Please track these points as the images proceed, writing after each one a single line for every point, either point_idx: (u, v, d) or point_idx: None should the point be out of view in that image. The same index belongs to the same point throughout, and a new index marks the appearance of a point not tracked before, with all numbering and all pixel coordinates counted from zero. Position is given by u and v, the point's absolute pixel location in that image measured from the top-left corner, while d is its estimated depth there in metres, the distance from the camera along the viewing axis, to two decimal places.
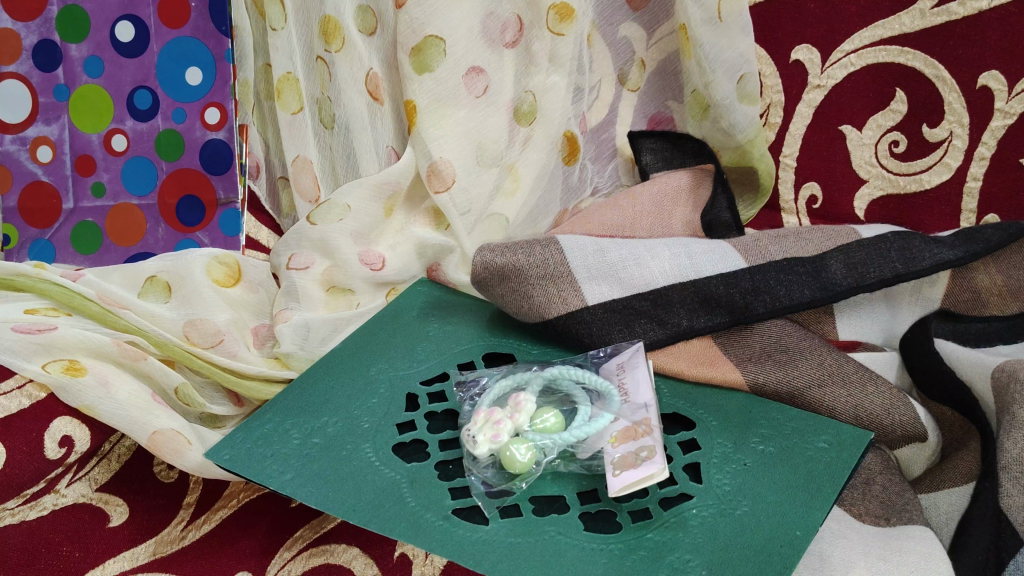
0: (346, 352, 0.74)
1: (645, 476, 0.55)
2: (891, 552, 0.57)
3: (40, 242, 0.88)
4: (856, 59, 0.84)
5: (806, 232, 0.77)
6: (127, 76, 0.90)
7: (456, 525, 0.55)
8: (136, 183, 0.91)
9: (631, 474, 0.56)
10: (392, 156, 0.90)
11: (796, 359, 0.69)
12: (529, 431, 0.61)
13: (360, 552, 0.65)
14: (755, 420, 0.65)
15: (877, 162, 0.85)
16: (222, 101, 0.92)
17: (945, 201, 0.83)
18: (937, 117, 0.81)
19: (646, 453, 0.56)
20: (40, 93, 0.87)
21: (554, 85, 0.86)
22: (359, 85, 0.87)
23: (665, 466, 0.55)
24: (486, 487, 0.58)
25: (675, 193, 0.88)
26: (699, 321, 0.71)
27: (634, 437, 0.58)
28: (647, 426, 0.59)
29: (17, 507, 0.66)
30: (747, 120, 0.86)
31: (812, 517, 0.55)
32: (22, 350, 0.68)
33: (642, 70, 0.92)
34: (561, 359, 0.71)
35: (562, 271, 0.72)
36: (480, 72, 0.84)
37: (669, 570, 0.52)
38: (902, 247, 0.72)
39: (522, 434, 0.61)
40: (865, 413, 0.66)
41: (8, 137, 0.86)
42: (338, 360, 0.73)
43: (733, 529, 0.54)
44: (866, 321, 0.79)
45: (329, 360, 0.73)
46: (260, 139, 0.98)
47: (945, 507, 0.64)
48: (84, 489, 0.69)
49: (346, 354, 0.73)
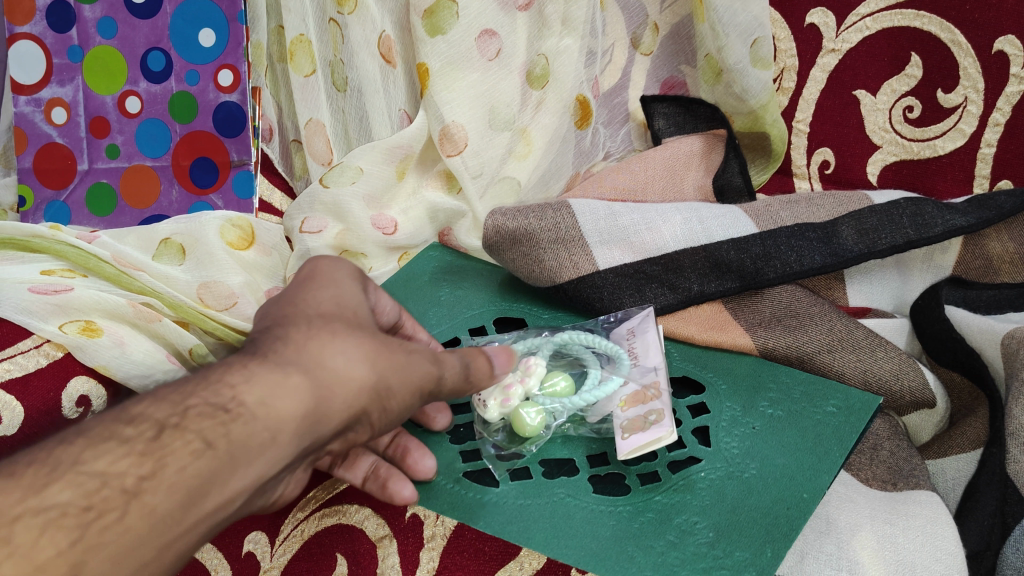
0: None
1: (653, 440, 0.56)
2: (897, 516, 0.58)
3: (56, 204, 0.89)
4: (872, 23, 0.84)
5: (819, 198, 0.78)
6: (141, 37, 0.90)
7: (468, 488, 0.56)
8: (150, 145, 0.91)
9: (638, 437, 0.57)
10: (405, 120, 0.89)
11: (806, 325, 0.69)
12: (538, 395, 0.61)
13: (372, 512, 0.64)
14: (764, 384, 0.65)
15: (891, 127, 0.85)
16: (236, 62, 0.90)
17: (959, 166, 0.83)
18: (953, 83, 0.81)
19: (654, 417, 0.57)
20: (55, 54, 0.88)
21: (567, 48, 0.85)
22: (371, 47, 0.86)
23: (674, 429, 0.56)
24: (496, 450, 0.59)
25: (687, 158, 0.88)
26: (709, 286, 0.71)
27: (644, 401, 0.59)
28: (656, 390, 0.59)
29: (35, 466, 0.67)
30: (761, 84, 0.85)
31: (817, 482, 0.55)
32: (39, 311, 0.69)
33: (656, 34, 0.92)
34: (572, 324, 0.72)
35: (574, 236, 0.72)
36: (493, 34, 0.83)
37: (676, 533, 0.52)
38: (915, 213, 0.73)
39: (531, 397, 0.61)
40: (873, 378, 0.67)
41: (24, 98, 0.88)
42: None
43: (740, 491, 0.55)
44: (877, 288, 0.79)
45: None
46: (274, 102, 0.98)
47: (952, 473, 0.65)
48: None
49: None
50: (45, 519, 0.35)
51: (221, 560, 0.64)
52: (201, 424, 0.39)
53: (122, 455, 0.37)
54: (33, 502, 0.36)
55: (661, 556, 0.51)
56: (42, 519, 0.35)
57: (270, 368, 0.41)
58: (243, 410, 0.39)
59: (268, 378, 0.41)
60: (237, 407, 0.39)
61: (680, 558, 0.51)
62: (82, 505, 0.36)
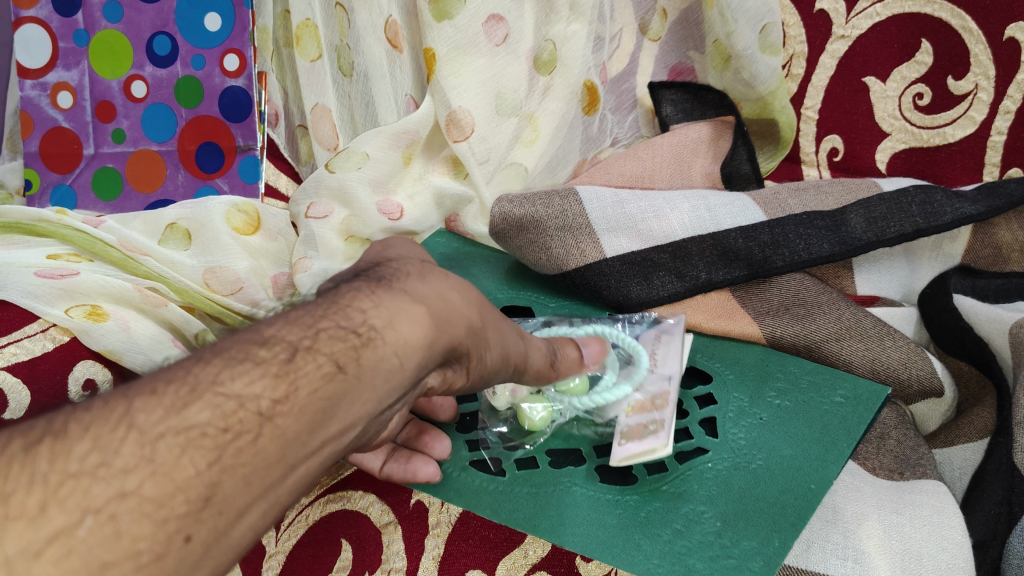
0: None
1: (646, 451, 0.55)
2: (904, 506, 0.57)
3: (62, 187, 0.89)
4: (882, 9, 0.83)
5: (827, 185, 0.78)
6: (147, 22, 0.90)
7: (476, 477, 0.57)
8: (156, 130, 0.91)
9: (634, 445, 0.55)
10: (411, 105, 0.90)
11: (814, 313, 0.69)
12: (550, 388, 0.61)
13: (377, 499, 0.64)
14: (772, 374, 0.64)
15: (900, 114, 0.84)
16: (241, 47, 0.89)
17: (969, 154, 0.82)
18: (963, 70, 0.80)
19: (653, 427, 0.56)
20: (61, 38, 0.89)
21: (575, 33, 0.85)
22: (378, 32, 0.86)
23: (668, 442, 0.55)
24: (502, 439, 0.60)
25: (694, 145, 0.87)
26: (717, 274, 0.70)
27: (648, 410, 0.57)
28: (664, 401, 0.57)
29: None
30: (770, 71, 0.84)
31: (825, 471, 0.55)
32: (46, 295, 0.69)
33: (664, 20, 0.91)
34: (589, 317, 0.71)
35: (581, 223, 0.72)
36: (500, 20, 0.82)
37: (683, 521, 0.52)
38: (923, 201, 0.72)
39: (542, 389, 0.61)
40: (881, 367, 0.66)
41: (30, 82, 0.89)
42: None
43: (746, 482, 0.55)
44: (885, 276, 0.78)
45: None
46: (280, 88, 0.97)
47: (959, 462, 0.65)
48: None
49: None
50: (186, 437, 0.33)
51: None
52: (333, 347, 0.37)
53: (257, 376, 0.35)
54: (174, 422, 0.34)
55: (667, 545, 0.51)
56: (183, 438, 0.33)
57: (395, 299, 0.40)
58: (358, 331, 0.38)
59: (391, 308, 0.40)
60: (367, 331, 0.38)
61: (686, 546, 0.51)
62: (220, 426, 0.34)
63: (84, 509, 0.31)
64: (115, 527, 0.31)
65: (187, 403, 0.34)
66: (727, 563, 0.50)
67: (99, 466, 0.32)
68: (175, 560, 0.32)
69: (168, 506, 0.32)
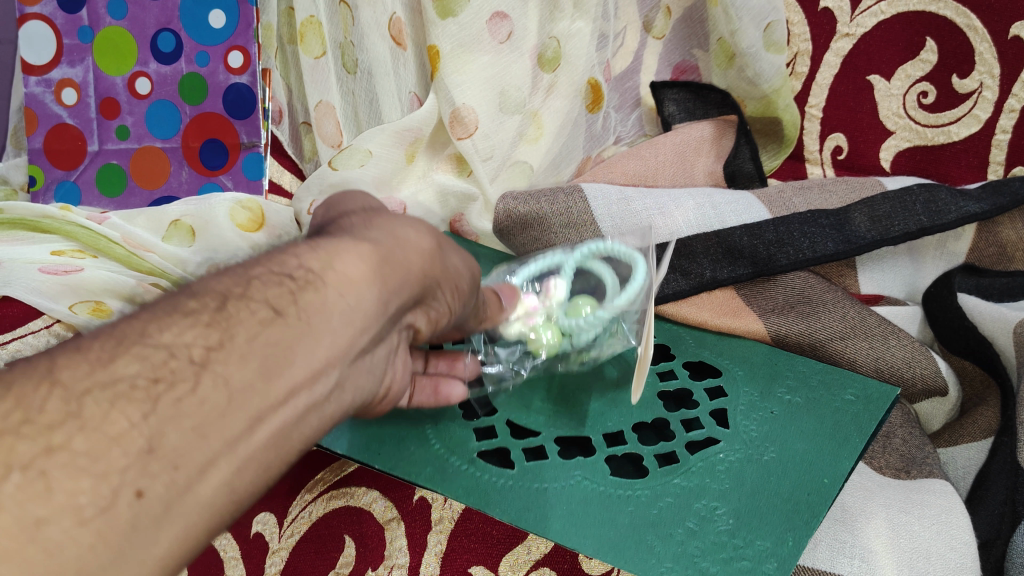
0: None
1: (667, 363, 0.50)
2: (912, 505, 0.57)
3: (66, 184, 0.89)
4: (887, 7, 0.83)
5: (831, 184, 0.78)
6: (151, 18, 0.90)
7: (481, 470, 0.53)
8: (160, 126, 0.92)
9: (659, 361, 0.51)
10: (415, 102, 0.90)
11: (819, 311, 0.69)
12: (558, 313, 0.59)
13: (380, 495, 0.64)
14: (781, 371, 0.64)
15: (905, 113, 0.84)
16: (246, 44, 0.90)
17: (973, 152, 0.82)
18: (968, 68, 0.80)
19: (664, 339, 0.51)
20: (65, 35, 0.87)
21: (580, 31, 0.85)
22: (382, 29, 0.85)
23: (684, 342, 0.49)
24: (495, 375, 0.61)
25: (697, 144, 0.87)
26: (721, 272, 0.71)
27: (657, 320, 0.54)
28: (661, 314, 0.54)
29: None
30: (774, 68, 0.84)
31: (838, 467, 0.53)
32: (50, 290, 0.69)
33: (668, 18, 0.90)
34: None
35: (585, 218, 0.72)
36: (504, 17, 0.82)
37: (696, 520, 0.50)
38: (927, 199, 0.72)
39: (551, 313, 0.59)
40: (886, 365, 0.66)
41: (34, 79, 0.87)
42: None
43: (761, 476, 0.53)
44: (889, 274, 0.79)
45: None
46: (283, 84, 0.96)
47: (962, 462, 0.65)
48: None
49: None
50: (115, 392, 0.29)
51: (230, 539, 0.63)
52: (267, 292, 0.34)
53: (188, 326, 0.32)
54: (102, 376, 0.30)
55: (681, 546, 0.49)
56: (111, 393, 0.29)
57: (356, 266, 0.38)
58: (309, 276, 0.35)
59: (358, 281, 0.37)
60: (305, 275, 0.35)
61: (699, 548, 0.48)
62: (150, 378, 0.30)
63: (10, 465, 0.27)
64: (45, 484, 0.27)
65: (114, 354, 0.30)
66: (742, 563, 0.48)
67: (23, 424, 0.28)
68: (127, 519, 0.28)
69: (105, 460, 0.28)
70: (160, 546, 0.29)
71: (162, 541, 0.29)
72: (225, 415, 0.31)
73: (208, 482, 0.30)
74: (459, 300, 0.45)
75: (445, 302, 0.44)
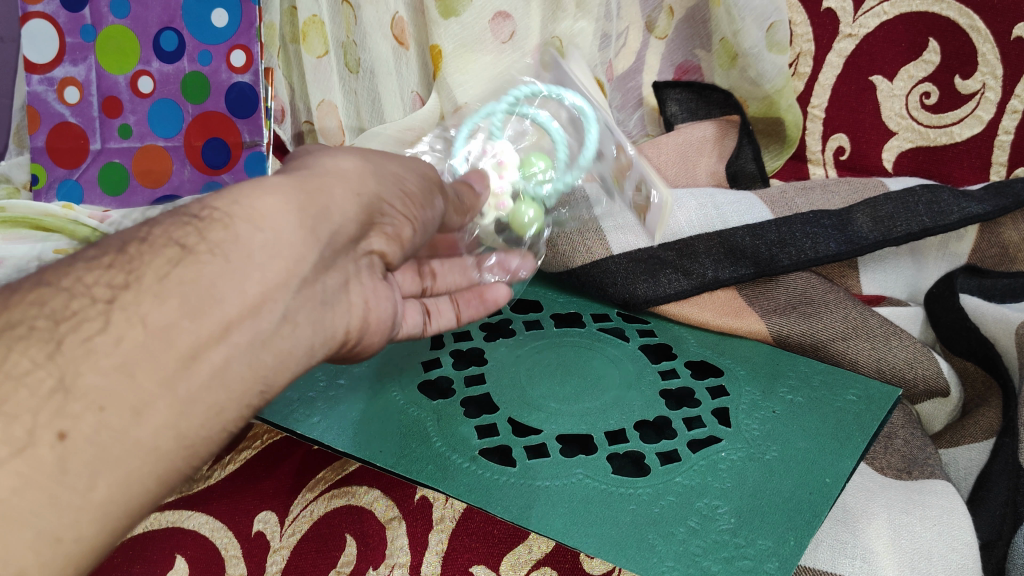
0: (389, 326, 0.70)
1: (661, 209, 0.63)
2: (913, 506, 0.57)
3: (68, 183, 0.90)
4: (889, 8, 0.82)
5: (833, 185, 0.78)
6: (153, 17, 0.89)
7: (483, 467, 0.53)
8: (162, 125, 0.91)
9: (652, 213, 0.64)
10: (417, 102, 0.92)
11: (821, 311, 0.69)
12: (523, 182, 0.67)
13: (381, 494, 0.64)
14: (783, 372, 0.64)
15: (907, 113, 0.84)
16: (248, 43, 0.89)
17: (976, 154, 0.83)
18: (971, 69, 0.80)
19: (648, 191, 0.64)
20: (67, 34, 0.88)
21: (581, 30, 0.87)
22: (385, 28, 0.87)
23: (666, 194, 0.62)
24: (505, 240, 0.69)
25: (700, 144, 0.87)
26: (724, 272, 0.70)
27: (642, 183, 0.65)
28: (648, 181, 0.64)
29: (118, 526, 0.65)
30: (776, 69, 0.84)
31: (840, 466, 0.53)
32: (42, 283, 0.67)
33: (670, 18, 0.90)
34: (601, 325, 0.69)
35: (589, 221, 0.73)
36: (505, 17, 0.83)
37: (698, 518, 0.49)
38: (930, 200, 0.72)
39: (519, 189, 0.67)
40: (888, 366, 0.66)
41: (37, 77, 0.88)
42: None
43: (762, 474, 0.53)
44: (891, 276, 0.79)
45: None
46: (286, 83, 0.97)
47: (964, 462, 0.64)
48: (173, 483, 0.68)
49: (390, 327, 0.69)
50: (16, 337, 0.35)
51: (232, 539, 0.63)
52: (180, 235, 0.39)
53: (100, 270, 0.37)
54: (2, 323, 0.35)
55: (682, 545, 0.47)
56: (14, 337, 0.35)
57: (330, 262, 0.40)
58: (225, 217, 0.39)
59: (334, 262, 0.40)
60: (211, 215, 0.39)
61: (702, 546, 0.47)
62: (53, 322, 0.35)
63: None
64: None
65: (10, 304, 0.36)
66: (743, 564, 0.45)
67: None
68: (54, 455, 0.33)
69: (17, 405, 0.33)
70: (98, 487, 0.34)
71: (100, 482, 0.34)
72: (155, 358, 0.36)
73: (145, 423, 0.35)
74: (412, 211, 0.49)
75: (397, 218, 0.48)
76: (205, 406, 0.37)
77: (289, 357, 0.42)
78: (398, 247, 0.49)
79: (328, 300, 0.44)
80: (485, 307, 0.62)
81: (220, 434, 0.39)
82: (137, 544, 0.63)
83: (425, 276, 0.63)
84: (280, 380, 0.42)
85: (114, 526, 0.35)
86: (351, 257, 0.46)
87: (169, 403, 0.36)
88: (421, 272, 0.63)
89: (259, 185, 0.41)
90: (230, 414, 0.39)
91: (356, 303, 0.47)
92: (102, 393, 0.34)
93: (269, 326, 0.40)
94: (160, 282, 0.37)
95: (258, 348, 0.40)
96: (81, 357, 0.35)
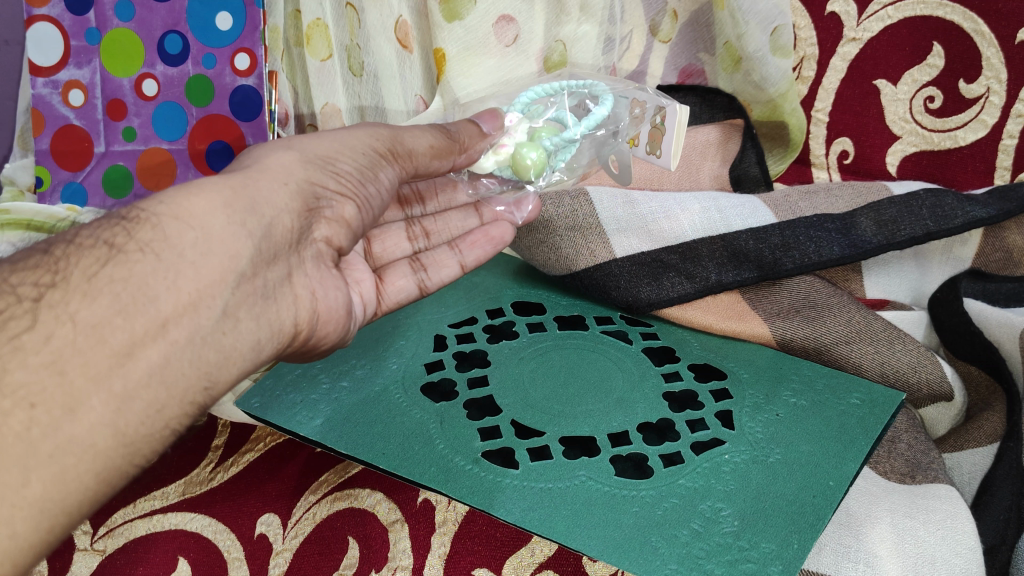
0: (392, 328, 0.70)
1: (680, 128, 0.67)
2: (917, 510, 0.57)
3: (73, 184, 0.90)
4: (893, 12, 0.82)
5: (838, 189, 0.78)
6: (158, 20, 0.88)
7: (485, 469, 0.53)
8: (167, 127, 0.92)
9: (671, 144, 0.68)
10: (421, 105, 0.93)
11: (824, 315, 0.69)
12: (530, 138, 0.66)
13: (383, 497, 0.65)
14: (787, 375, 0.64)
15: (911, 118, 0.84)
16: (252, 46, 0.90)
17: (980, 157, 0.83)
18: (975, 73, 0.80)
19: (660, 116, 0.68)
20: (73, 37, 0.86)
21: (585, 33, 0.89)
22: (389, 31, 0.87)
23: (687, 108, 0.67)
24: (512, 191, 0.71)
25: (703, 147, 0.87)
26: (727, 275, 0.70)
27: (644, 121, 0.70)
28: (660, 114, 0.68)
29: (118, 529, 0.65)
30: (780, 72, 0.83)
31: (843, 469, 0.53)
32: None
33: (675, 21, 0.90)
34: (602, 329, 0.69)
35: (591, 222, 0.73)
36: (510, 21, 0.87)
37: (701, 521, 0.49)
38: (934, 204, 0.72)
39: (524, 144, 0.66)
40: (891, 370, 0.66)
41: (42, 79, 0.87)
42: (381, 330, 0.70)
43: (766, 475, 0.53)
44: (895, 280, 0.79)
45: (368, 329, 0.70)
46: (290, 87, 0.98)
47: (968, 467, 0.64)
48: (176, 488, 0.68)
49: (392, 330, 0.70)
50: None
51: (235, 541, 0.63)
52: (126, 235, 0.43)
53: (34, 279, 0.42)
54: None
55: (686, 548, 0.47)
56: None
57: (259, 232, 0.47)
58: (153, 218, 0.44)
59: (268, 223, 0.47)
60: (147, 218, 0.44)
61: (704, 550, 0.47)
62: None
63: None
64: None
65: None
66: (746, 568, 0.45)
67: None
68: None
69: None
70: (31, 483, 0.38)
71: (32, 478, 0.38)
72: (86, 355, 0.40)
73: (78, 420, 0.39)
74: (350, 189, 0.53)
75: (335, 199, 0.52)
76: (143, 403, 0.41)
77: (232, 354, 0.46)
78: (342, 228, 0.54)
79: (268, 295, 0.48)
80: (489, 247, 0.67)
81: (160, 432, 0.42)
82: (138, 546, 0.64)
83: (417, 237, 0.70)
84: (223, 376, 0.46)
85: (51, 522, 0.38)
86: (293, 250, 0.51)
87: (104, 400, 0.40)
88: (412, 235, 0.70)
89: (188, 189, 0.46)
90: (171, 411, 0.43)
91: (302, 296, 0.51)
92: (31, 392, 0.38)
93: (208, 322, 0.44)
94: (89, 282, 0.42)
95: (198, 345, 0.44)
96: (9, 352, 0.39)
